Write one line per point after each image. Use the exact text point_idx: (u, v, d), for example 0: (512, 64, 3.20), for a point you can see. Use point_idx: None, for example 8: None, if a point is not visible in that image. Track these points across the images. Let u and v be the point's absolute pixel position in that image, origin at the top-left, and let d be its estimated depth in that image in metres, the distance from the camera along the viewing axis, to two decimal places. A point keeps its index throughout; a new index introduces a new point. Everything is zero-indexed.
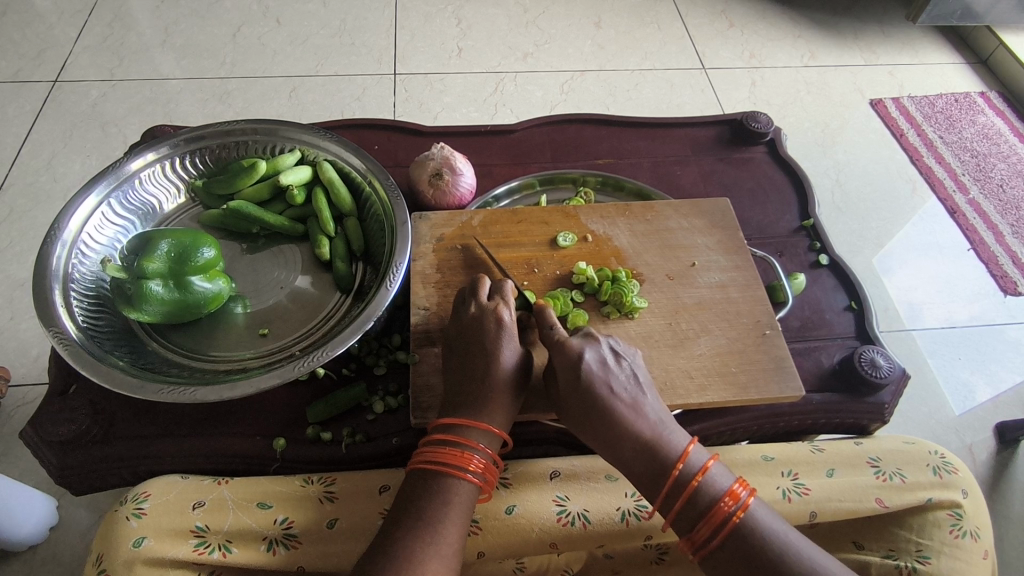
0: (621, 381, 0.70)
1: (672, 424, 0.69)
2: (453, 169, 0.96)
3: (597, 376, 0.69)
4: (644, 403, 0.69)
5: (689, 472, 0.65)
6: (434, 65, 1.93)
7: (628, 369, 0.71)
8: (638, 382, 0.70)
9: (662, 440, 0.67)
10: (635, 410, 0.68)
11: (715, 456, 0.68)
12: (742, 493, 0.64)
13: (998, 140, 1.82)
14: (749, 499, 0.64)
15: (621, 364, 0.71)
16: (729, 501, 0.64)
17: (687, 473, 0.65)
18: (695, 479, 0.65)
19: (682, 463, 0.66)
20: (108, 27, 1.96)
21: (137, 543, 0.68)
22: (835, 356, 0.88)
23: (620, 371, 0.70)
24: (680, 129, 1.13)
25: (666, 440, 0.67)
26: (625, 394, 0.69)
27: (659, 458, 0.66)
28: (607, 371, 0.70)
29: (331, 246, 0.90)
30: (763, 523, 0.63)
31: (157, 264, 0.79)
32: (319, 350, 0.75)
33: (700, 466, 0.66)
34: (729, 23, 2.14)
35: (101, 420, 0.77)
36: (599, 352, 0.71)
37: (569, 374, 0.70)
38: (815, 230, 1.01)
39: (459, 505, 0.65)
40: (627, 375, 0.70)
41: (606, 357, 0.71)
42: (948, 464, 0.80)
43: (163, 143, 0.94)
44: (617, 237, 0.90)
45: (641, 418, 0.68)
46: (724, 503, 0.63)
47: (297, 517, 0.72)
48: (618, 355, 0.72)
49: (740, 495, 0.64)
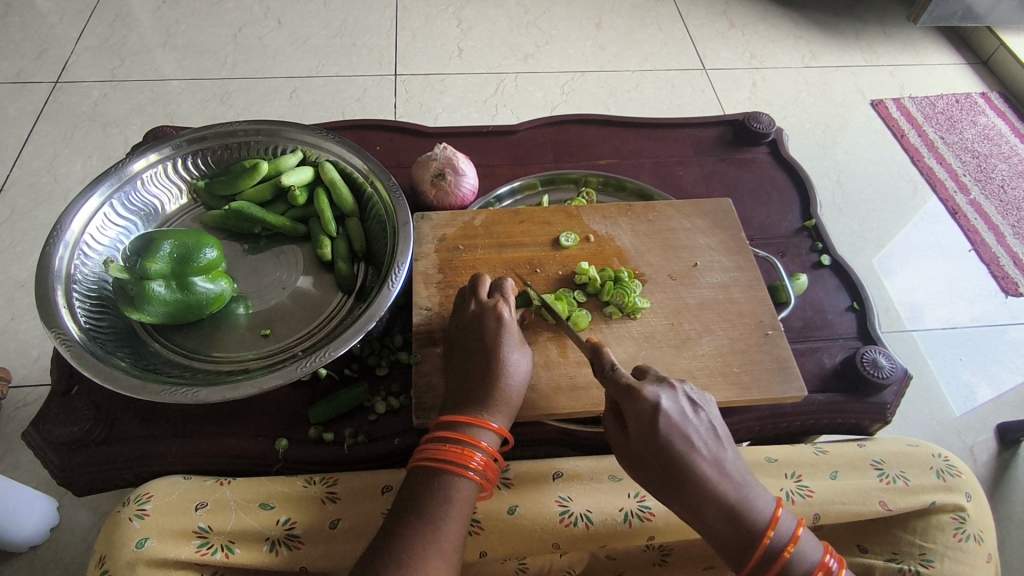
0: (700, 435, 0.66)
1: (755, 483, 0.66)
2: (455, 169, 0.96)
3: (677, 430, 0.65)
4: (726, 459, 0.66)
5: (780, 541, 0.64)
6: (434, 66, 1.93)
7: (706, 420, 0.67)
8: (717, 436, 0.67)
9: (748, 503, 0.64)
10: (719, 467, 0.65)
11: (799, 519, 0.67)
12: (832, 564, 0.65)
13: (999, 141, 1.82)
14: (840, 571, 0.65)
15: (699, 415, 0.67)
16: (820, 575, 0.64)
17: (777, 542, 0.64)
18: (787, 550, 0.64)
19: (772, 532, 0.64)
20: (109, 27, 1.97)
21: (140, 544, 0.68)
22: (837, 356, 0.88)
23: (699, 423, 0.67)
24: (681, 129, 1.13)
25: (753, 503, 0.64)
26: (706, 450, 0.65)
27: (746, 523, 0.64)
28: (687, 424, 0.66)
29: (332, 247, 0.90)
30: None
31: (160, 265, 0.79)
32: (321, 351, 0.75)
33: (791, 535, 0.64)
34: (729, 24, 2.14)
35: (104, 420, 0.77)
36: (676, 402, 0.67)
37: (647, 428, 0.65)
38: (817, 231, 1.01)
39: (460, 502, 0.65)
40: (706, 427, 0.67)
41: (684, 408, 0.67)
42: (951, 467, 0.80)
43: (164, 144, 0.94)
44: (619, 237, 0.90)
45: (725, 478, 0.64)
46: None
47: (299, 518, 0.72)
48: (695, 405, 0.68)
49: (830, 567, 0.64)
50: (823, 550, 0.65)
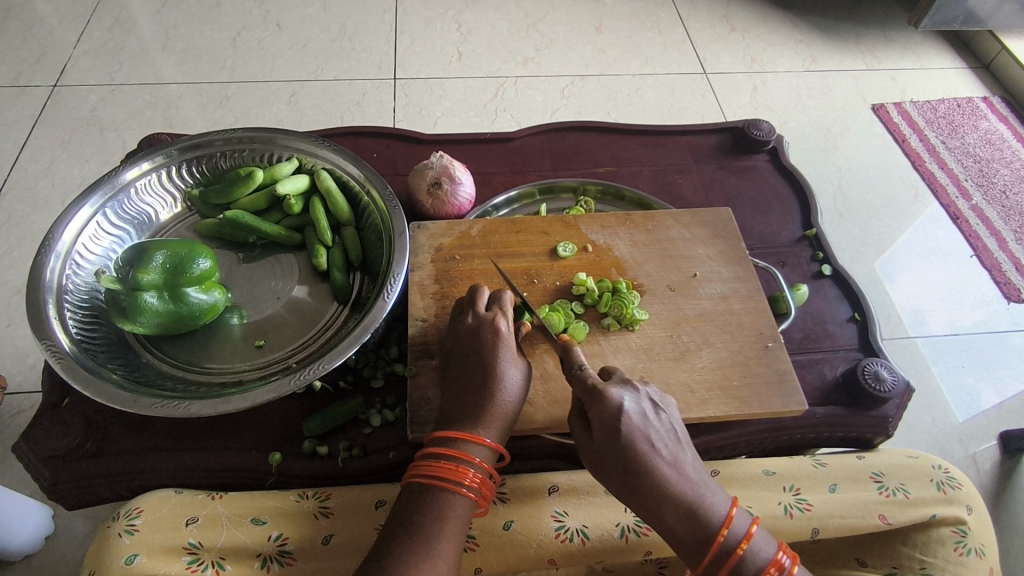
0: (660, 435, 0.66)
1: (713, 484, 0.66)
2: (452, 178, 0.95)
3: (637, 430, 0.65)
4: (685, 460, 0.66)
5: (733, 539, 0.63)
6: (433, 70, 1.92)
7: (668, 422, 0.67)
8: (677, 437, 0.67)
9: (705, 502, 0.63)
10: (677, 468, 0.65)
11: (755, 517, 0.66)
12: (785, 561, 0.63)
13: (1001, 145, 1.81)
14: (794, 567, 0.63)
15: (660, 416, 0.67)
16: (773, 571, 0.63)
17: (731, 540, 0.63)
18: (741, 547, 0.63)
19: (726, 530, 0.63)
20: (108, 31, 1.96)
21: (130, 560, 0.67)
22: (838, 368, 0.87)
23: (660, 423, 0.67)
24: (681, 136, 1.12)
25: (709, 502, 0.64)
26: (666, 450, 0.65)
27: (703, 521, 0.63)
28: (647, 424, 0.66)
29: (328, 256, 0.89)
30: None
31: (152, 276, 0.78)
32: (315, 364, 0.74)
33: (744, 532, 0.63)
34: (730, 28, 2.13)
35: (95, 434, 0.76)
36: (638, 402, 0.67)
37: (609, 426, 0.65)
38: (818, 241, 1.00)
39: (455, 520, 0.64)
40: (667, 429, 0.67)
41: (646, 408, 0.67)
42: (952, 480, 0.79)
43: (158, 151, 0.93)
44: (617, 247, 0.89)
45: (683, 477, 0.64)
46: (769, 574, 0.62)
47: (291, 533, 0.71)
48: (657, 406, 0.68)
49: (783, 563, 0.63)
50: (777, 546, 0.64)
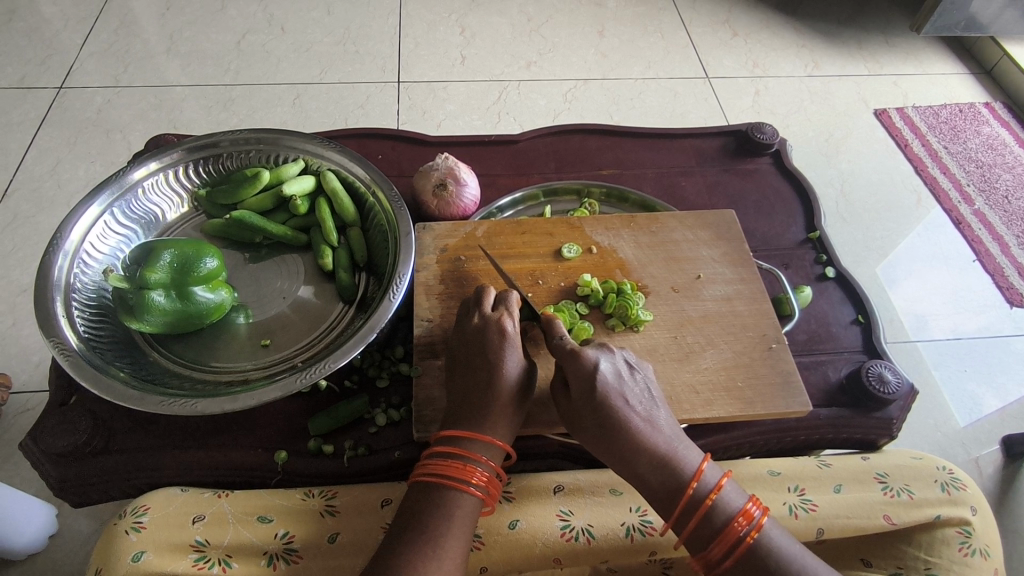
0: (635, 393, 0.68)
1: (686, 440, 0.68)
2: (457, 180, 0.96)
3: (612, 388, 0.67)
4: (659, 417, 0.68)
5: (704, 490, 0.65)
6: (437, 73, 1.93)
7: (642, 381, 0.70)
8: (651, 396, 0.69)
9: (678, 455, 0.66)
10: (650, 424, 0.67)
11: (727, 473, 0.68)
12: (756, 512, 0.64)
13: (1002, 150, 1.81)
14: (763, 519, 0.64)
15: (635, 376, 0.70)
16: (742, 521, 0.64)
17: (701, 491, 0.65)
18: (711, 497, 0.65)
19: (696, 482, 0.65)
20: (113, 34, 1.97)
21: (137, 557, 0.68)
22: (842, 370, 0.87)
23: (634, 383, 0.69)
24: (685, 140, 1.13)
25: (681, 455, 0.66)
26: (639, 407, 0.68)
27: (675, 472, 0.65)
28: (622, 382, 0.68)
29: (333, 256, 0.90)
30: (777, 546, 0.63)
31: (159, 275, 0.78)
32: (320, 363, 0.74)
33: (715, 484, 0.66)
34: (732, 33, 2.14)
35: (102, 432, 0.76)
36: (613, 362, 0.69)
37: (585, 384, 0.68)
38: (821, 243, 1.01)
39: (462, 518, 0.64)
40: (641, 388, 0.69)
41: (621, 369, 0.69)
42: (956, 481, 0.79)
43: (166, 152, 0.94)
44: (622, 249, 0.89)
45: (657, 432, 0.67)
46: (737, 523, 0.63)
47: (298, 531, 0.71)
48: (631, 367, 0.71)
49: (753, 514, 0.64)
50: (748, 499, 0.66)
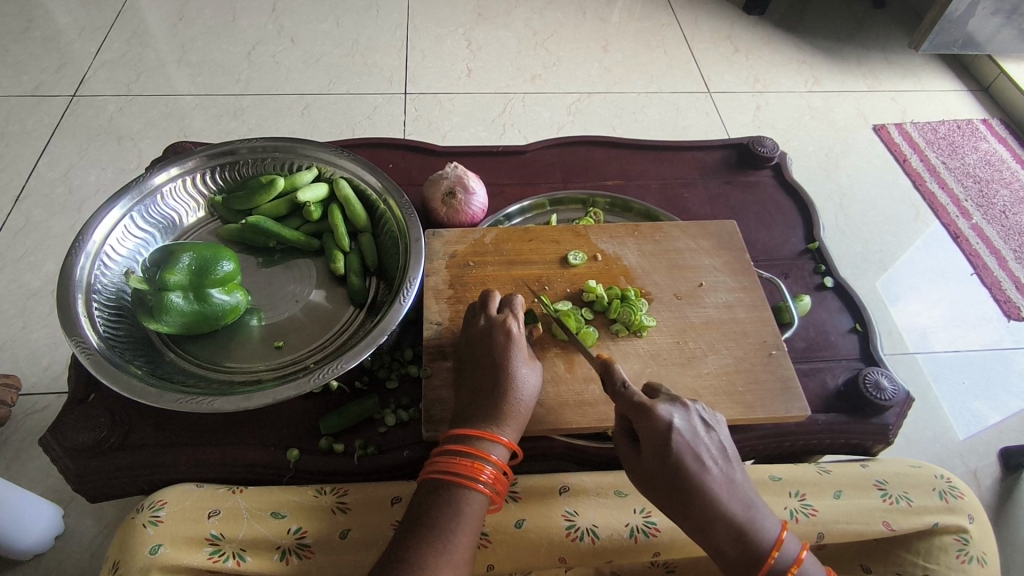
0: (711, 455, 0.68)
1: (763, 504, 0.68)
2: (466, 188, 0.99)
3: (688, 449, 0.67)
4: (735, 480, 0.68)
5: (784, 562, 0.67)
6: (444, 85, 1.97)
7: (718, 440, 0.69)
8: (726, 455, 0.69)
9: (755, 523, 0.66)
10: (728, 487, 0.67)
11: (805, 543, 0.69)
12: None
13: (1000, 167, 1.84)
14: None
15: (710, 434, 0.69)
16: None
17: (782, 562, 0.66)
18: (791, 570, 0.67)
19: (776, 552, 0.66)
20: (125, 44, 2.01)
21: (154, 550, 0.70)
22: (840, 377, 0.89)
23: (710, 442, 0.68)
24: (688, 152, 1.16)
25: (759, 523, 0.66)
26: (717, 469, 0.67)
27: (754, 541, 0.66)
28: (698, 444, 0.68)
29: (345, 261, 0.92)
30: None
31: (179, 277, 0.81)
32: (333, 364, 0.76)
33: (795, 557, 0.67)
34: (733, 49, 2.18)
35: (119, 428, 0.78)
36: (688, 420, 0.69)
37: (660, 446, 0.67)
38: (820, 254, 1.03)
39: (471, 515, 0.66)
40: (717, 447, 0.68)
41: (696, 427, 0.69)
42: (954, 489, 0.81)
43: (186, 159, 0.97)
44: (626, 256, 0.92)
45: (736, 498, 0.67)
46: None
47: (310, 527, 0.73)
48: (707, 425, 0.70)
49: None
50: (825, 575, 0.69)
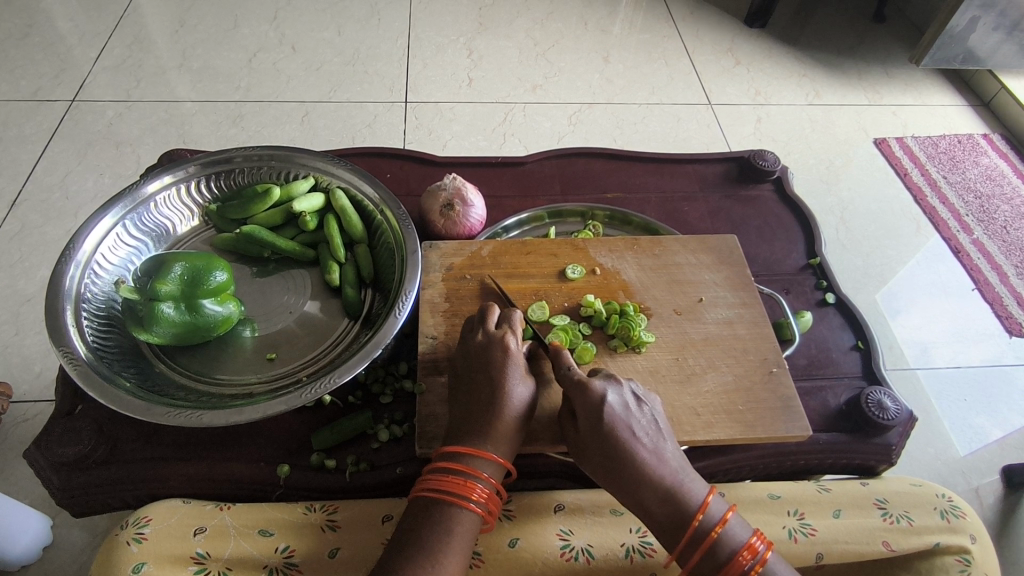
0: (641, 425, 0.69)
1: (693, 473, 0.69)
2: (464, 200, 0.98)
3: (619, 418, 0.69)
4: (664, 449, 0.69)
5: (708, 524, 0.66)
6: (444, 94, 1.97)
7: (649, 414, 0.71)
8: (658, 428, 0.70)
9: (683, 487, 0.67)
10: (656, 455, 0.68)
11: (731, 506, 0.69)
12: (760, 547, 0.65)
13: (1001, 182, 1.84)
14: (767, 554, 0.65)
15: (642, 408, 0.71)
16: (748, 555, 0.65)
17: (707, 524, 0.66)
18: (716, 530, 0.66)
19: (702, 514, 0.66)
20: (127, 50, 2.01)
21: (137, 568, 0.68)
22: (842, 396, 0.88)
23: (641, 414, 0.70)
24: (688, 165, 1.15)
25: (687, 488, 0.67)
26: (646, 438, 0.69)
27: (680, 505, 0.66)
28: (629, 414, 0.70)
29: (340, 272, 0.91)
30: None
31: (170, 287, 0.79)
32: (325, 378, 0.74)
33: (719, 517, 0.66)
34: (735, 61, 2.18)
35: (107, 441, 0.77)
36: (621, 394, 0.71)
37: (592, 416, 0.69)
38: (821, 269, 1.02)
39: (462, 535, 0.65)
40: (648, 420, 0.70)
41: (628, 401, 0.71)
42: (956, 508, 0.79)
43: (180, 166, 0.96)
44: (625, 271, 0.91)
45: (663, 464, 0.68)
46: (742, 557, 0.65)
47: (298, 546, 0.71)
48: (639, 400, 0.72)
49: (757, 548, 0.65)
50: (753, 533, 0.67)
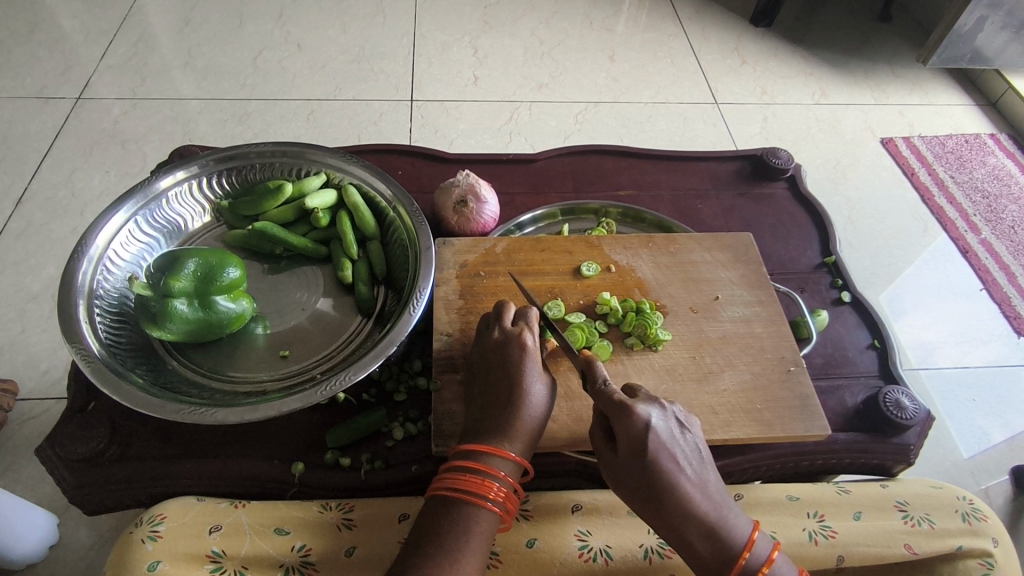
0: (686, 456, 0.67)
1: (734, 504, 0.67)
2: (477, 197, 0.97)
3: (665, 451, 0.65)
4: (709, 481, 0.67)
5: (754, 563, 0.65)
6: (450, 92, 1.96)
7: (692, 442, 0.68)
8: (700, 456, 0.68)
9: (728, 523, 0.65)
10: (701, 488, 0.66)
11: (776, 543, 0.68)
12: None
13: (1008, 181, 1.83)
14: None
15: (685, 435, 0.68)
16: None
17: (753, 563, 0.65)
18: (763, 570, 0.65)
19: (748, 553, 0.65)
20: (132, 47, 2.01)
21: (152, 567, 0.67)
22: (859, 395, 0.87)
23: (685, 443, 0.67)
24: (701, 163, 1.14)
25: (732, 523, 0.65)
26: (690, 469, 0.66)
27: (725, 543, 0.65)
28: (674, 444, 0.66)
29: (353, 269, 0.90)
30: None
31: (183, 283, 0.79)
32: (340, 375, 0.74)
33: (766, 557, 0.66)
34: (741, 60, 2.18)
35: (119, 439, 0.76)
36: (665, 421, 0.67)
37: (637, 446, 0.65)
38: (837, 268, 1.01)
39: (480, 534, 0.64)
40: (692, 449, 0.67)
41: (673, 428, 0.67)
42: (976, 511, 0.79)
43: (192, 162, 0.95)
44: (640, 268, 0.90)
45: (708, 498, 0.65)
46: None
47: (315, 544, 0.71)
48: (682, 426, 0.68)
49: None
50: (798, 573, 0.67)
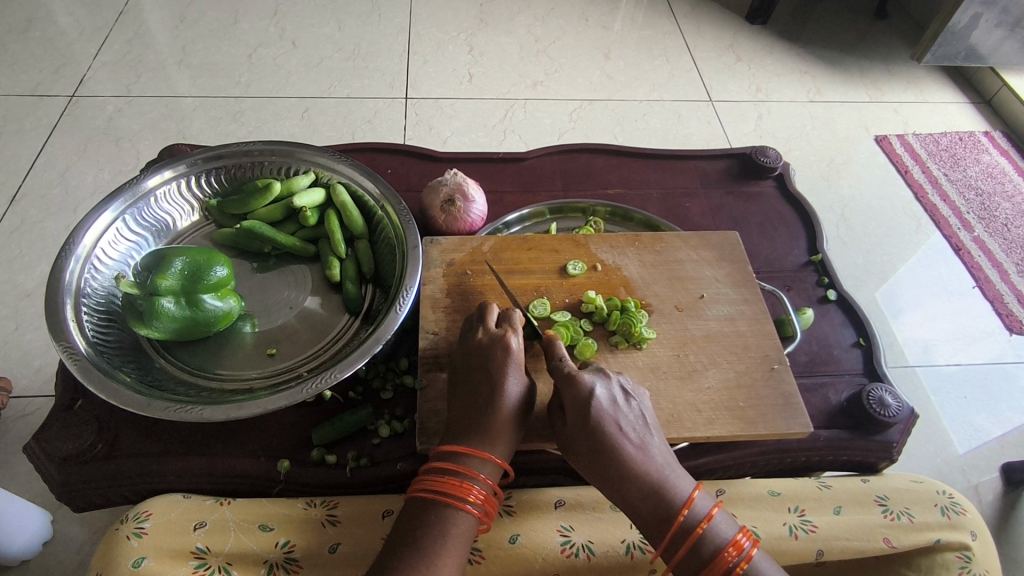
0: (629, 420, 0.69)
1: (680, 468, 0.69)
2: (465, 196, 0.97)
3: (606, 413, 0.69)
4: (652, 445, 0.69)
5: (693, 519, 0.65)
6: (445, 90, 1.96)
7: (637, 408, 0.71)
8: (646, 423, 0.70)
9: (668, 483, 0.66)
10: (643, 450, 0.68)
11: (719, 503, 0.68)
12: (746, 543, 0.64)
13: (1002, 179, 1.83)
14: (753, 550, 0.64)
15: (630, 403, 0.71)
16: (733, 551, 0.64)
17: (692, 519, 0.65)
18: (701, 526, 0.65)
19: (687, 509, 0.65)
20: (127, 45, 2.00)
21: (137, 563, 0.68)
22: (843, 393, 0.88)
23: (629, 410, 0.70)
24: (690, 161, 1.15)
25: (672, 483, 0.66)
26: (633, 433, 0.69)
27: (665, 501, 0.66)
28: (616, 409, 0.70)
29: (341, 268, 0.91)
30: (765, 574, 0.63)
31: (170, 282, 0.79)
32: (326, 373, 0.74)
33: (705, 514, 0.66)
34: (736, 58, 2.17)
35: (106, 437, 0.77)
36: (609, 388, 0.71)
37: (579, 409, 0.69)
38: (823, 266, 1.02)
39: (458, 536, 0.65)
40: (636, 415, 0.70)
41: (616, 395, 0.71)
42: (956, 505, 0.79)
43: (180, 161, 0.96)
44: (626, 267, 0.90)
45: (648, 459, 0.67)
46: (727, 553, 0.64)
47: (298, 541, 0.72)
48: (628, 395, 0.72)
49: (743, 545, 0.64)
50: (738, 529, 0.66)
